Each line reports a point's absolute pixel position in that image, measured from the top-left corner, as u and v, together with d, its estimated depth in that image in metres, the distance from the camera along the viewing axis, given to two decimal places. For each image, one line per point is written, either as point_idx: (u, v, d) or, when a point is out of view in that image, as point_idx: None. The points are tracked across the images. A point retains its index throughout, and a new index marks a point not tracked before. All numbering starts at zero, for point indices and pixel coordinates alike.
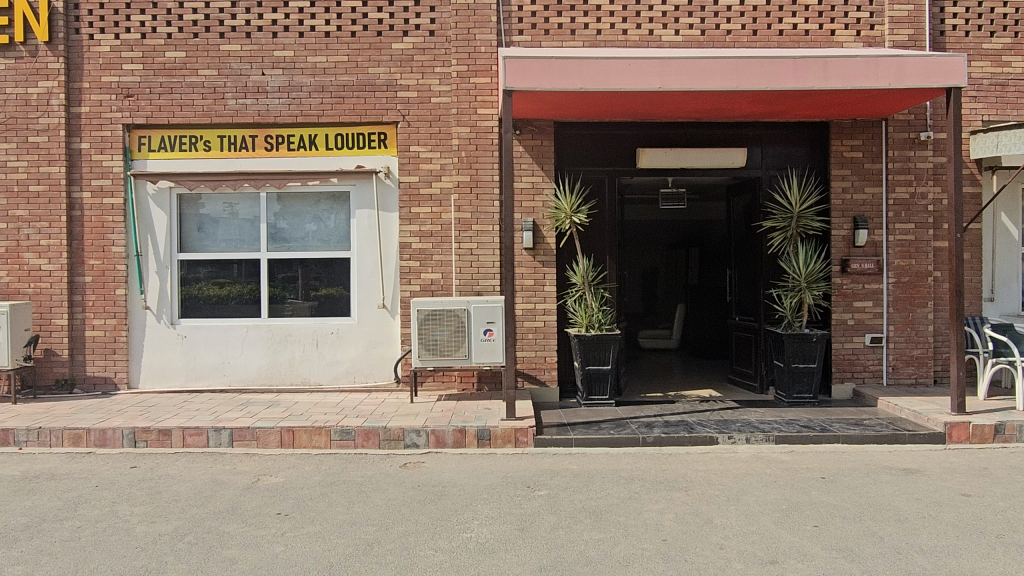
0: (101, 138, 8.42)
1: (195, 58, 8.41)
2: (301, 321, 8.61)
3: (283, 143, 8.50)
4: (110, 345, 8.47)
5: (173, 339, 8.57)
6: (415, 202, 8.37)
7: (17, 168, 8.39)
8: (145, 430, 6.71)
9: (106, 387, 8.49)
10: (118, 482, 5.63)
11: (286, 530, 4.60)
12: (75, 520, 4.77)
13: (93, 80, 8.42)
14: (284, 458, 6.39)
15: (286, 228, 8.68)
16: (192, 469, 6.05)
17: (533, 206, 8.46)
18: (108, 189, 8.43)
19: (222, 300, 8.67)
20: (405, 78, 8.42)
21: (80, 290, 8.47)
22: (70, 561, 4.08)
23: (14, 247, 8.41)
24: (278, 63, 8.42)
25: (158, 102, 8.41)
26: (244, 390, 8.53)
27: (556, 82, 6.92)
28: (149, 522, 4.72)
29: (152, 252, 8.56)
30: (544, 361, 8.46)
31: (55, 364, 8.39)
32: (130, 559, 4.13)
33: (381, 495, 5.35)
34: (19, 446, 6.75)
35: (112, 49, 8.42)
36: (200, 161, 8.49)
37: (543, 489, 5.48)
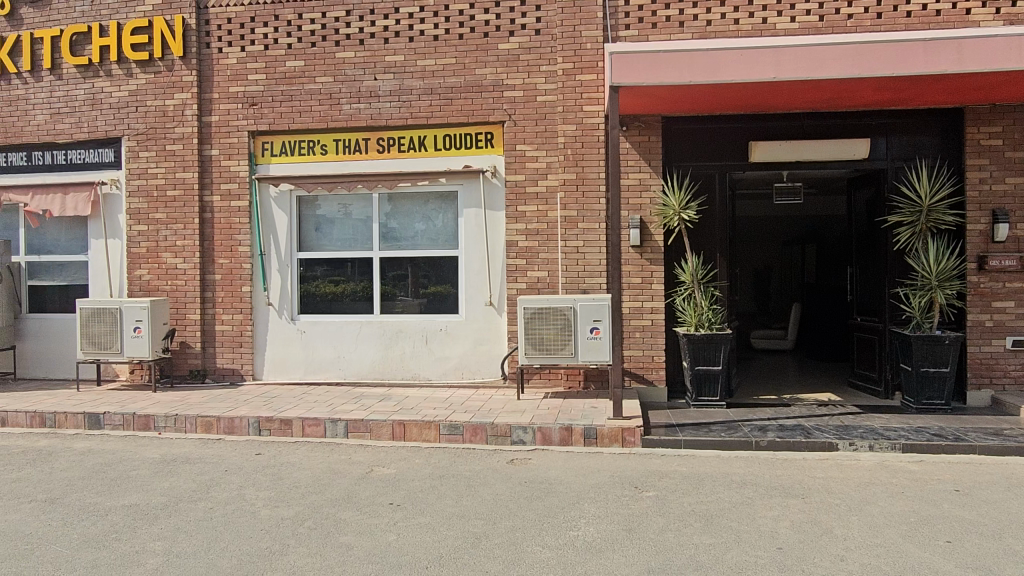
0: (229, 145, 8.99)
1: (313, 66, 8.82)
2: (412, 317, 8.86)
3: (394, 145, 8.78)
4: (238, 338, 9.03)
5: (293, 333, 9.03)
6: (521, 200, 8.44)
7: (156, 174, 9.09)
8: (268, 420, 7.13)
9: (234, 378, 9.07)
10: (245, 468, 6.00)
11: (399, 519, 4.75)
12: (208, 501, 5.12)
13: (222, 90, 9.00)
14: (396, 450, 6.61)
15: (397, 228, 8.96)
16: (312, 457, 6.36)
17: (640, 202, 8.32)
18: (236, 192, 8.98)
19: (338, 297, 9.06)
20: (511, 77, 8.49)
21: (211, 287, 9.07)
22: (204, 539, 4.39)
23: (153, 247, 9.11)
24: (389, 68, 8.70)
25: (280, 109, 8.88)
26: (359, 383, 8.89)
27: (664, 76, 6.80)
28: (273, 506, 5.01)
29: (274, 252, 9.05)
30: (652, 360, 8.33)
31: (190, 356, 9.06)
32: (257, 539, 4.39)
33: (489, 489, 5.43)
34: (158, 431, 7.30)
35: (238, 61, 8.97)
36: (318, 164, 8.91)
37: (652, 490, 5.38)
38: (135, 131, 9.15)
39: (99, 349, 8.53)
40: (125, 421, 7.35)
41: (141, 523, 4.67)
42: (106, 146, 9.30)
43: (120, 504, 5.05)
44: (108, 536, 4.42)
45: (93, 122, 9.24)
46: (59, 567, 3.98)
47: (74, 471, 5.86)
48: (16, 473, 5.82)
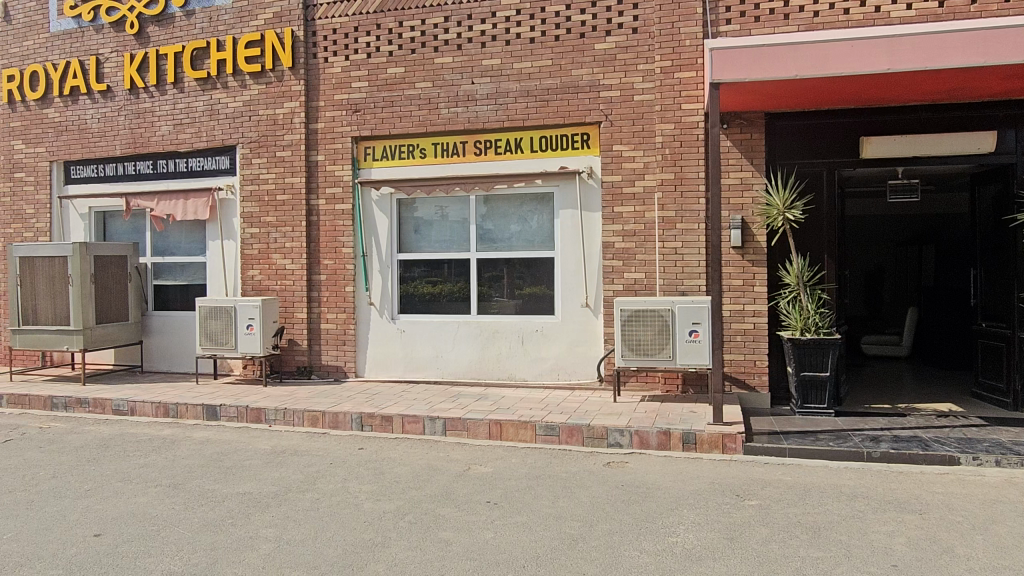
0: (334, 150, 9.35)
1: (413, 72, 9.06)
2: (509, 318, 8.93)
3: (491, 147, 8.88)
4: (342, 336, 9.38)
5: (394, 332, 9.29)
6: (618, 201, 8.36)
7: (268, 179, 9.57)
8: (370, 416, 7.37)
9: (338, 374, 9.43)
10: (348, 461, 6.23)
11: (496, 518, 4.80)
12: (314, 492, 5.35)
13: (328, 98, 9.38)
14: (493, 449, 6.69)
15: (493, 229, 9.06)
16: (412, 453, 6.53)
17: (742, 202, 8.06)
18: (340, 196, 9.34)
19: (435, 297, 9.25)
20: (607, 77, 8.42)
21: (317, 287, 9.47)
22: (311, 528, 4.58)
23: (265, 249, 9.60)
24: (486, 72, 8.81)
25: (381, 115, 9.16)
26: (456, 382, 9.05)
27: (768, 71, 6.57)
28: (375, 500, 5.17)
29: (376, 253, 9.34)
30: (754, 365, 8.05)
31: (298, 353, 9.49)
32: (360, 531, 4.54)
33: (586, 491, 5.41)
34: (268, 424, 7.68)
35: (343, 69, 9.32)
36: (418, 168, 9.13)
37: (755, 499, 5.20)
38: (249, 139, 9.67)
39: (217, 344, 9.06)
40: (239, 413, 7.78)
41: (254, 510, 4.93)
42: (222, 154, 9.89)
43: (235, 492, 5.35)
44: (225, 522, 4.70)
45: (211, 131, 9.84)
46: (181, 549, 4.26)
47: (194, 459, 6.26)
48: (143, 458, 6.27)
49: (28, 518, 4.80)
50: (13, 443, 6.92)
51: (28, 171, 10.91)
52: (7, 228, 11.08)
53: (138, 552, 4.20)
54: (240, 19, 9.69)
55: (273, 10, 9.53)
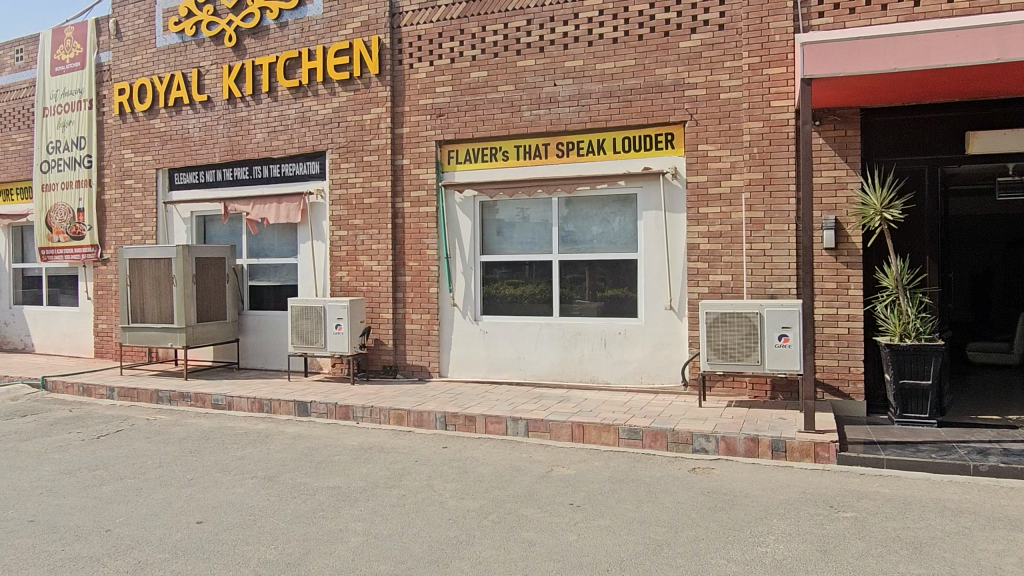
0: (419, 154, 9.54)
1: (496, 76, 9.14)
2: (591, 320, 8.88)
3: (574, 149, 8.86)
4: (426, 336, 9.56)
5: (476, 333, 9.39)
6: (703, 202, 8.18)
7: (355, 183, 9.86)
8: (453, 415, 7.48)
9: (422, 374, 9.61)
10: (432, 460, 6.34)
11: (579, 520, 4.78)
12: (400, 489, 5.47)
13: (413, 103, 9.58)
14: (575, 451, 6.67)
15: (575, 230, 9.02)
16: (494, 454, 6.58)
17: (836, 202, 7.73)
18: (424, 199, 9.52)
19: (517, 298, 9.30)
20: (693, 76, 8.25)
21: (402, 288, 9.68)
22: (398, 523, 4.68)
23: (353, 251, 9.90)
24: (569, 74, 8.79)
25: (465, 119, 9.29)
26: (538, 384, 9.06)
27: (865, 64, 6.27)
28: (459, 498, 5.24)
29: (459, 255, 9.47)
30: (849, 371, 7.71)
31: (384, 352, 9.73)
32: (445, 528, 4.61)
33: (671, 497, 5.31)
34: (356, 421, 7.91)
35: (427, 75, 9.50)
36: (501, 170, 9.20)
37: (849, 511, 4.98)
38: (338, 145, 9.99)
39: (308, 343, 9.40)
40: (328, 410, 8.05)
41: (343, 504, 5.08)
42: (313, 159, 10.25)
43: (325, 486, 5.53)
44: (315, 514, 4.86)
45: (302, 138, 10.22)
46: (276, 538, 4.43)
47: (286, 453, 6.51)
48: (240, 451, 6.58)
49: (137, 504, 5.11)
50: (123, 433, 7.38)
51: (137, 178, 11.63)
52: (118, 232, 11.84)
53: (236, 540, 4.41)
54: (329, 29, 10.03)
55: (361, 19, 9.82)
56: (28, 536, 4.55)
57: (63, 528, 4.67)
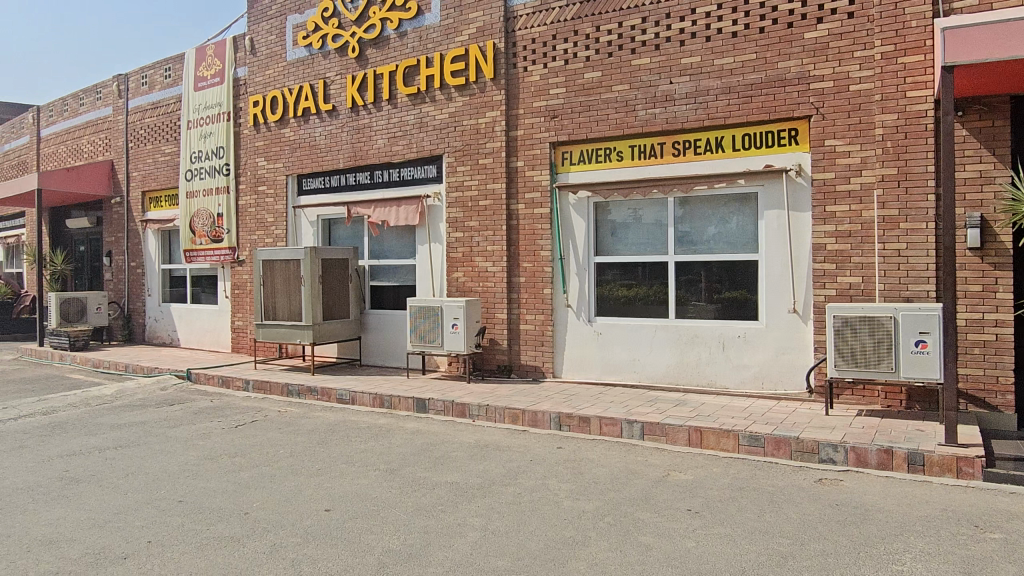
0: (533, 156, 9.62)
1: (610, 76, 9.06)
2: (708, 322, 8.63)
3: (691, 148, 8.65)
4: (540, 337, 9.63)
5: (590, 334, 9.36)
6: (831, 200, 7.78)
7: (471, 186, 10.06)
8: (568, 416, 7.49)
9: (536, 374, 9.68)
10: (547, 459, 6.38)
11: (697, 527, 4.66)
12: (516, 487, 5.54)
13: (527, 106, 9.67)
14: (691, 456, 6.51)
15: (692, 231, 8.78)
16: (608, 456, 6.54)
17: (981, 198, 7.15)
18: (539, 200, 9.58)
19: (631, 300, 9.19)
20: (819, 68, 7.87)
21: (517, 289, 9.79)
22: (514, 521, 4.74)
23: (469, 252, 10.11)
24: (686, 71, 8.59)
25: (579, 120, 9.27)
26: (653, 387, 8.91)
27: (1015, 48, 5.77)
28: (574, 499, 5.24)
29: (573, 256, 9.46)
30: (996, 382, 7.11)
31: (499, 351, 9.88)
32: (561, 528, 4.62)
33: (795, 508, 5.08)
34: (472, 418, 8.08)
35: (542, 77, 9.56)
36: (615, 171, 9.12)
37: (997, 532, 4.59)
38: (454, 148, 10.24)
39: (425, 342, 9.69)
40: (446, 407, 8.26)
41: (461, 499, 5.20)
42: (431, 163, 10.55)
43: (444, 481, 5.68)
44: (435, 508, 5.01)
45: (421, 142, 10.54)
46: (398, 529, 4.60)
47: (406, 448, 6.74)
48: (363, 444, 6.87)
49: (272, 490, 5.45)
50: (258, 423, 7.88)
51: (269, 185, 12.39)
52: (253, 235, 12.65)
53: (361, 528, 4.61)
54: (446, 35, 10.30)
55: (477, 25, 10.02)
56: (178, 515, 4.95)
57: (208, 510, 5.05)
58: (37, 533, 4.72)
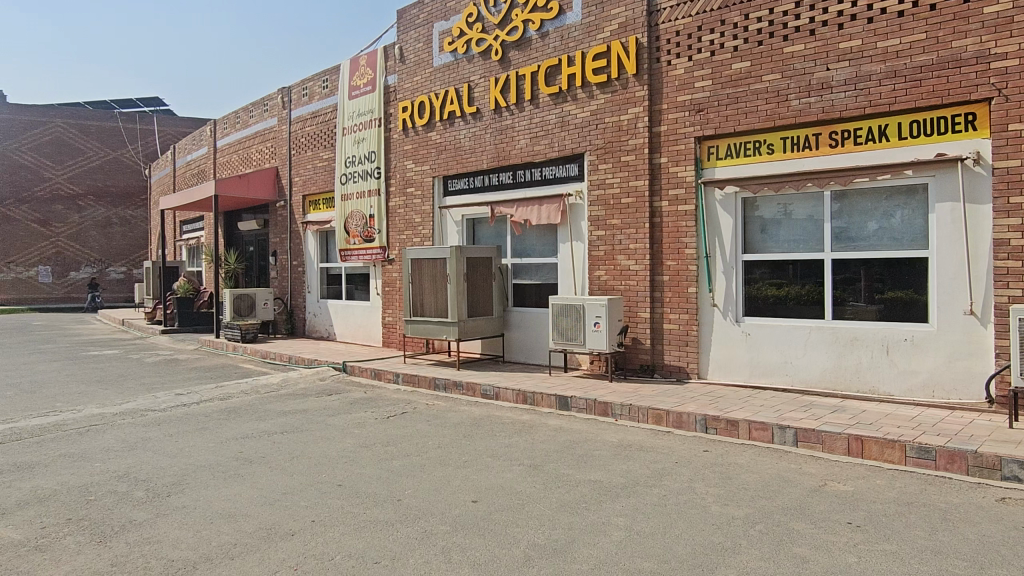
0: (677, 152, 9.40)
1: (760, 65, 8.69)
2: (869, 324, 8.07)
3: (850, 138, 8.12)
4: (684, 337, 9.40)
5: (738, 335, 9.03)
6: (1016, 190, 7.04)
7: (612, 184, 9.99)
8: (714, 419, 7.27)
9: (680, 375, 9.47)
10: (693, 462, 6.22)
11: (859, 541, 4.37)
12: (661, 488, 5.44)
13: (671, 100, 9.47)
14: (851, 466, 6.12)
15: (850, 227, 8.24)
16: (759, 461, 6.28)
17: None
18: (683, 197, 9.35)
19: (782, 300, 8.77)
20: (1001, 45, 7.14)
21: (660, 288, 9.62)
22: (659, 523, 4.66)
23: (610, 250, 10.05)
24: (844, 56, 8.08)
25: (725, 112, 8.97)
26: (806, 391, 8.46)
27: None
28: (723, 504, 5.07)
29: (719, 254, 9.16)
30: None
31: (641, 351, 9.76)
32: (709, 533, 4.49)
33: (973, 527, 4.64)
34: (614, 418, 8.03)
35: (686, 70, 9.33)
36: (765, 164, 8.74)
37: None
38: (596, 146, 10.20)
39: (567, 340, 9.74)
40: (588, 405, 8.27)
41: (605, 498, 5.18)
42: (572, 161, 10.59)
43: (587, 478, 5.69)
44: (579, 505, 5.02)
45: (562, 141, 10.59)
46: (543, 524, 4.65)
47: (549, 444, 6.81)
48: (507, 439, 7.01)
49: (422, 479, 5.69)
50: (408, 415, 8.25)
51: (417, 186, 12.91)
52: (402, 235, 13.24)
53: (507, 521, 4.70)
54: (588, 33, 10.28)
55: (619, 21, 9.93)
56: (337, 498, 5.29)
57: (364, 494, 5.35)
58: (218, 507, 5.20)
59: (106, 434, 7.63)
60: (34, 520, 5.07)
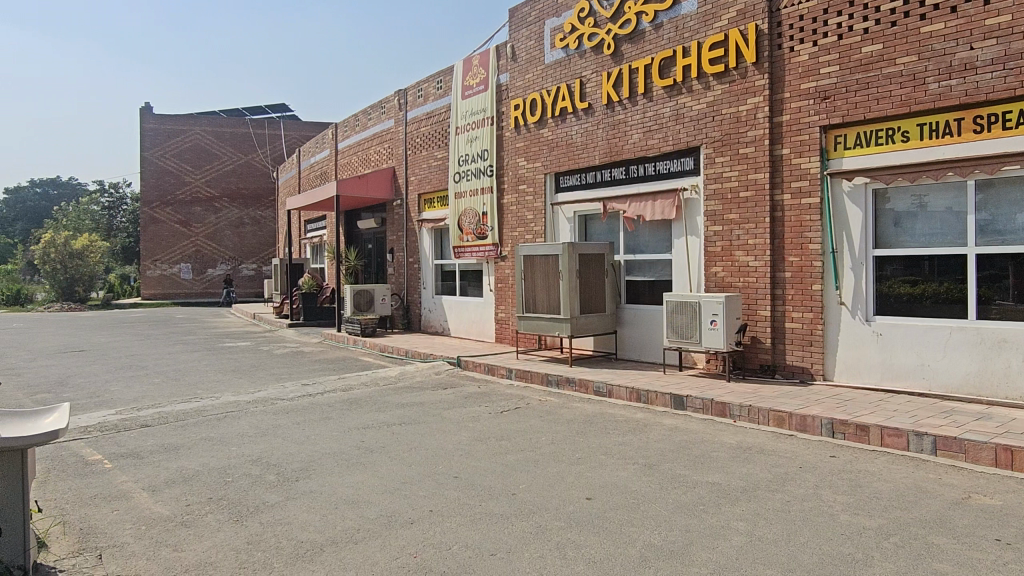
0: (801, 142, 8.97)
1: (893, 47, 8.15)
2: (1020, 325, 7.39)
3: (997, 122, 7.47)
4: (808, 337, 8.97)
5: (868, 335, 8.52)
6: None
7: (730, 177, 9.67)
8: (842, 423, 6.90)
9: (804, 376, 9.05)
10: (819, 468, 5.92)
11: (1010, 561, 4.01)
12: (784, 494, 5.22)
13: (794, 88, 9.05)
14: (999, 478, 5.64)
15: (998, 219, 7.58)
16: (892, 470, 5.90)
17: None
18: (807, 189, 8.92)
19: (917, 298, 8.20)
20: None
21: (781, 285, 9.23)
22: (783, 530, 4.47)
23: (728, 246, 9.74)
24: (991, 33, 7.44)
25: (854, 99, 8.48)
26: (946, 396, 7.87)
27: None
28: (853, 513, 4.80)
29: (847, 249, 8.67)
30: None
31: (761, 351, 9.41)
32: (838, 543, 4.26)
33: None
34: (733, 419, 7.78)
35: (810, 56, 8.89)
36: (899, 153, 8.19)
37: None
38: (712, 139, 9.91)
39: (682, 338, 9.52)
40: (705, 406, 8.05)
41: (724, 501, 5.02)
42: (688, 155, 10.33)
43: (705, 480, 5.54)
44: (697, 507, 4.89)
45: (677, 135, 10.36)
46: (660, 525, 4.57)
47: (665, 444, 6.68)
48: (621, 437, 6.93)
49: (536, 474, 5.73)
50: (522, 410, 8.33)
51: (529, 184, 13.00)
52: (514, 232, 13.38)
53: (622, 520, 4.65)
54: (705, 22, 9.98)
55: (737, 8, 9.60)
56: (454, 490, 5.40)
57: (480, 487, 5.44)
58: (342, 493, 5.44)
59: (241, 420, 8.16)
60: (180, 497, 5.49)
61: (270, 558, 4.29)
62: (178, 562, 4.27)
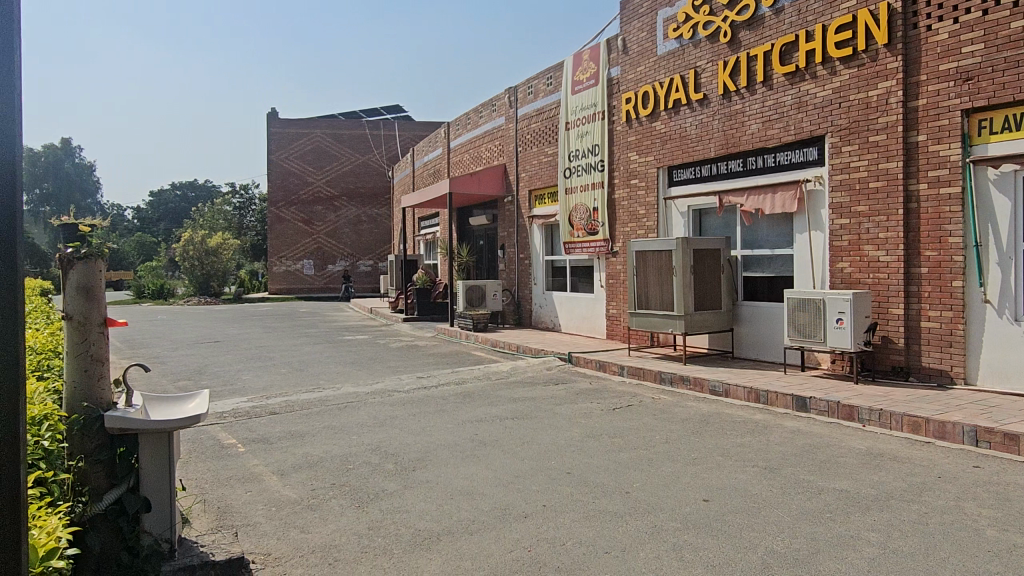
0: (939, 128, 8.35)
1: None
2: None
3: None
4: (947, 337, 8.33)
5: (1018, 336, 7.83)
6: None
7: (859, 167, 9.14)
8: (987, 431, 6.37)
9: (942, 379, 8.42)
10: (960, 479, 5.49)
11: None
12: (921, 505, 4.87)
13: (931, 70, 8.42)
14: None
15: None
16: None
17: None
18: (946, 178, 8.29)
19: None
20: None
21: (916, 281, 8.63)
22: (920, 544, 4.16)
23: (856, 240, 9.22)
24: None
25: (1002, 79, 7.79)
26: None
27: None
28: (1001, 529, 4.41)
29: (993, 242, 8.01)
30: None
31: (893, 352, 8.83)
32: (985, 561, 3.93)
33: None
34: (861, 423, 7.35)
35: (950, 34, 8.24)
36: None
37: None
38: (838, 127, 9.39)
39: (805, 336, 9.09)
40: (830, 408, 7.66)
41: (854, 509, 4.75)
42: (811, 145, 9.85)
43: (832, 487, 5.26)
44: (823, 515, 4.65)
45: (800, 124, 9.88)
46: (782, 531, 4.38)
47: (787, 447, 6.40)
48: (739, 439, 6.70)
49: (651, 473, 5.62)
50: (634, 408, 8.21)
51: (641, 178, 12.79)
52: (626, 228, 13.21)
53: (743, 524, 4.49)
54: (831, 4, 9.46)
55: None
56: (567, 486, 5.39)
57: (593, 483, 5.41)
58: (457, 484, 5.55)
59: (360, 410, 8.49)
60: (306, 482, 5.77)
61: (389, 544, 4.43)
62: (305, 543, 4.49)
